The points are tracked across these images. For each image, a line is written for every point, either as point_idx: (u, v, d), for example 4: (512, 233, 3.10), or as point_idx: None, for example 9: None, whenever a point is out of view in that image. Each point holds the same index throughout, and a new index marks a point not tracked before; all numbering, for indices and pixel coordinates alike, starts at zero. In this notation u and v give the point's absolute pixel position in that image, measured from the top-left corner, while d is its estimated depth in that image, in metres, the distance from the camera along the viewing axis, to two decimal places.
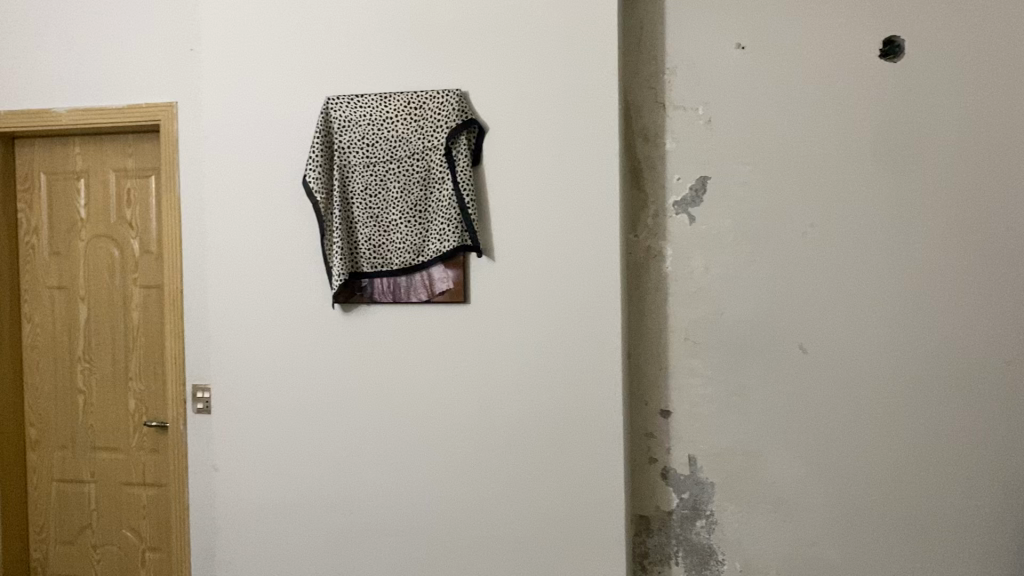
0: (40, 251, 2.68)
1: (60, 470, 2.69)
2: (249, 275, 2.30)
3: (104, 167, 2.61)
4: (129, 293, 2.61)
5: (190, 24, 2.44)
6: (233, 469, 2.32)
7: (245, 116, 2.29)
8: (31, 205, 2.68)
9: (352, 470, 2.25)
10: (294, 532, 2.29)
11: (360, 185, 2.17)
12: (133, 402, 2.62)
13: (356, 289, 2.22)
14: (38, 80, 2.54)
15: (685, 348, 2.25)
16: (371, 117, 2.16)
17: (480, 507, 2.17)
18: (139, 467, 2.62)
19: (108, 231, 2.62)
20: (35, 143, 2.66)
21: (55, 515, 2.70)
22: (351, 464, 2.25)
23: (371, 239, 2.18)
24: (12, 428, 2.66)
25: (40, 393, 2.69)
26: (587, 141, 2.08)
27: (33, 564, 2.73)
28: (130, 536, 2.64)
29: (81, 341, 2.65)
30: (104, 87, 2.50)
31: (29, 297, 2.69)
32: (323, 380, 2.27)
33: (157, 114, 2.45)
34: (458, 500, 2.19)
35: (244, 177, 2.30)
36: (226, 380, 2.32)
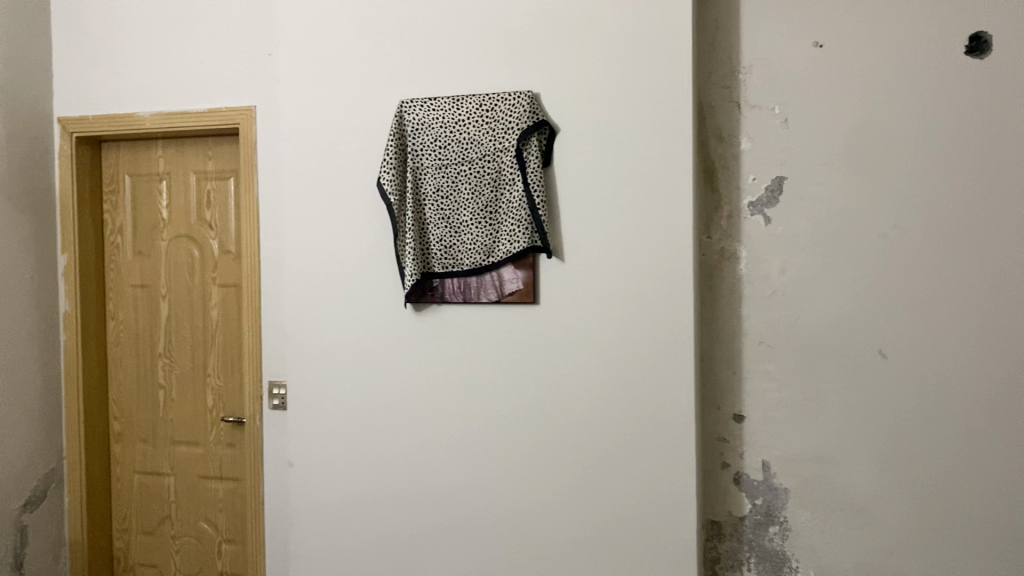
0: (125, 251, 2.78)
1: (142, 463, 2.79)
2: (324, 275, 2.35)
3: (186, 170, 2.69)
4: (208, 292, 2.68)
5: (268, 30, 2.50)
6: (306, 464, 2.37)
7: (321, 119, 2.34)
8: (117, 206, 2.78)
9: (422, 468, 2.28)
10: (365, 528, 2.33)
11: (433, 187, 2.20)
12: (211, 397, 2.69)
13: (427, 289, 2.24)
14: (124, 85, 2.64)
15: (759, 351, 2.21)
16: (443, 119, 2.18)
17: (549, 507, 2.17)
18: (216, 461, 2.69)
19: (189, 231, 2.70)
20: (122, 147, 2.76)
21: (137, 506, 2.80)
22: (421, 462, 2.28)
23: (443, 239, 2.20)
24: (97, 420, 2.76)
25: (124, 387, 2.79)
26: (661, 142, 2.07)
27: (116, 553, 2.83)
28: (208, 528, 2.71)
29: (162, 338, 2.74)
30: (186, 92, 2.58)
31: (114, 295, 2.80)
32: (395, 378, 2.30)
33: (236, 118, 2.52)
34: (527, 500, 2.19)
35: (320, 178, 2.35)
36: (301, 377, 2.37)
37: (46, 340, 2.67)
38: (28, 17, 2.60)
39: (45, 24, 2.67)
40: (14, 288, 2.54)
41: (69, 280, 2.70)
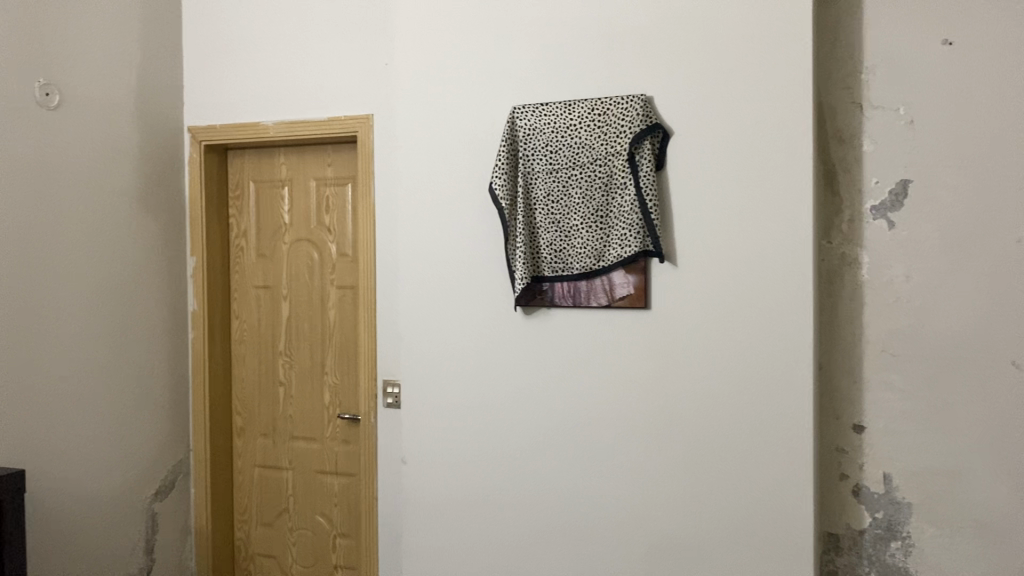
0: (249, 253, 2.91)
1: (262, 457, 2.91)
2: (437, 278, 2.40)
3: (306, 176, 2.80)
4: (326, 294, 2.78)
5: (386, 40, 2.57)
6: (418, 462, 2.43)
7: (436, 125, 2.39)
8: (242, 211, 2.92)
9: (532, 469, 2.30)
10: (475, 527, 2.37)
11: (543, 192, 2.22)
12: (328, 395, 2.79)
13: (537, 292, 2.27)
14: (249, 95, 2.76)
15: (881, 360, 2.14)
16: (554, 124, 2.20)
17: (659, 512, 2.16)
18: (332, 457, 2.79)
19: (308, 235, 2.80)
20: (248, 155, 2.89)
21: (257, 498, 2.92)
22: (531, 463, 2.30)
23: (553, 243, 2.21)
24: (221, 415, 2.90)
25: (246, 384, 2.92)
26: (778, 145, 2.03)
27: (237, 543, 2.96)
28: (324, 521, 2.81)
29: (282, 337, 2.86)
30: (307, 101, 2.68)
31: (238, 295, 2.93)
32: (507, 380, 2.33)
33: (355, 126, 2.60)
34: (636, 504, 2.18)
35: (434, 183, 2.40)
36: (414, 377, 2.43)
37: (176, 338, 2.82)
38: (162, 34, 2.76)
39: (177, 39, 2.83)
40: (147, 289, 2.70)
41: (197, 282, 2.85)
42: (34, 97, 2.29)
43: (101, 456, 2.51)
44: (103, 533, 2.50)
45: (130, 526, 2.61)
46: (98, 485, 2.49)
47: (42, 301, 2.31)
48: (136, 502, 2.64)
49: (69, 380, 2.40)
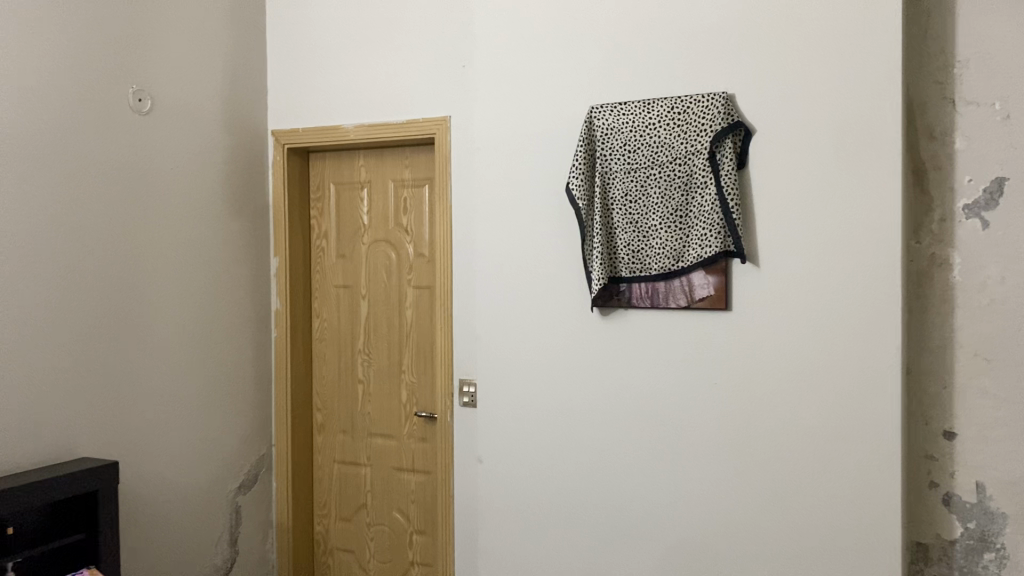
0: (329, 253, 2.97)
1: (341, 453, 2.96)
2: (514, 278, 2.41)
3: (385, 178, 2.85)
4: (404, 293, 2.82)
5: (464, 42, 2.59)
6: (495, 461, 2.45)
7: (514, 126, 2.41)
8: (322, 212, 2.98)
9: (610, 470, 2.29)
10: (551, 527, 2.37)
11: (621, 192, 2.21)
12: (405, 393, 2.83)
13: (614, 293, 2.26)
14: (331, 99, 2.82)
15: (974, 365, 2.06)
16: (633, 123, 2.19)
17: (741, 517, 2.13)
18: (409, 454, 2.82)
19: (386, 236, 2.85)
20: (329, 157, 2.96)
21: (336, 494, 2.98)
22: (609, 464, 2.29)
23: (630, 244, 2.21)
24: (302, 412, 2.97)
25: (326, 381, 2.99)
26: (864, 143, 1.98)
27: (317, 537, 3.03)
28: (401, 518, 2.85)
29: (361, 335, 2.91)
30: (386, 104, 2.73)
31: (319, 294, 3.00)
32: (584, 380, 2.32)
33: (432, 128, 2.63)
34: (717, 508, 2.16)
35: (512, 183, 2.42)
36: (491, 376, 2.45)
37: (260, 336, 2.90)
38: (247, 40, 2.84)
39: (261, 45, 2.91)
40: (232, 288, 2.78)
41: (280, 281, 2.92)
42: (126, 103, 2.38)
43: (188, 450, 2.59)
44: (190, 524, 2.59)
45: (215, 519, 2.69)
46: (185, 478, 2.58)
47: (133, 300, 2.40)
48: (220, 495, 2.72)
49: (158, 376, 2.49)
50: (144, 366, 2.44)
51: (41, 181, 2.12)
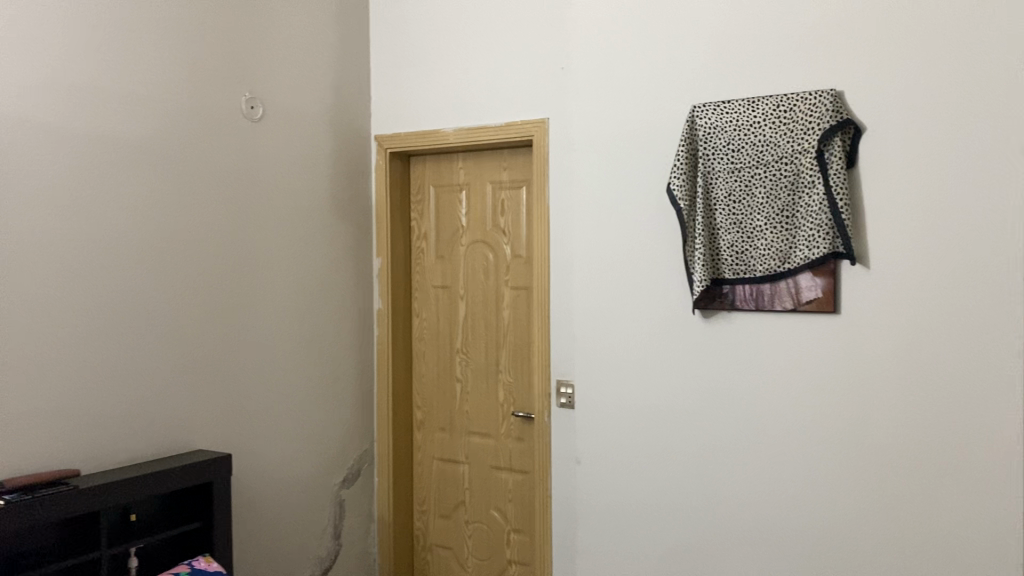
0: (429, 254, 3.03)
1: (440, 450, 3.01)
2: (617, 276, 2.41)
3: (483, 180, 2.88)
4: (501, 294, 2.85)
5: (563, 43, 2.59)
6: (597, 458, 2.47)
7: (615, 126, 2.41)
8: (422, 214, 3.04)
9: (716, 470, 2.26)
10: (656, 524, 2.36)
11: (724, 192, 2.19)
12: (503, 393, 2.85)
13: (716, 295, 2.23)
14: (431, 103, 2.87)
15: None
16: (736, 122, 2.16)
17: (855, 516, 2.08)
18: (507, 453, 2.85)
19: (484, 237, 2.88)
20: (428, 160, 3.01)
21: (435, 490, 3.03)
22: (714, 464, 2.26)
23: (734, 245, 2.18)
24: (403, 410, 3.03)
25: (425, 380, 3.04)
26: (984, 141, 1.90)
27: (416, 532, 3.09)
28: (498, 516, 2.88)
29: (459, 335, 2.95)
30: (485, 107, 2.76)
31: (418, 295, 3.06)
32: (686, 380, 2.30)
33: (531, 130, 2.64)
34: (831, 508, 2.11)
35: (614, 182, 2.42)
36: (590, 376, 2.45)
37: (363, 335, 2.98)
38: (350, 46, 2.92)
39: (364, 51, 2.99)
40: (337, 288, 2.86)
41: (382, 281, 2.99)
42: (239, 109, 2.49)
43: (295, 444, 2.69)
44: (297, 516, 2.68)
45: (320, 512, 2.78)
46: (292, 471, 2.67)
47: (243, 299, 2.50)
48: (325, 490, 2.80)
49: (267, 372, 2.59)
50: (254, 363, 2.54)
51: (153, 184, 2.23)
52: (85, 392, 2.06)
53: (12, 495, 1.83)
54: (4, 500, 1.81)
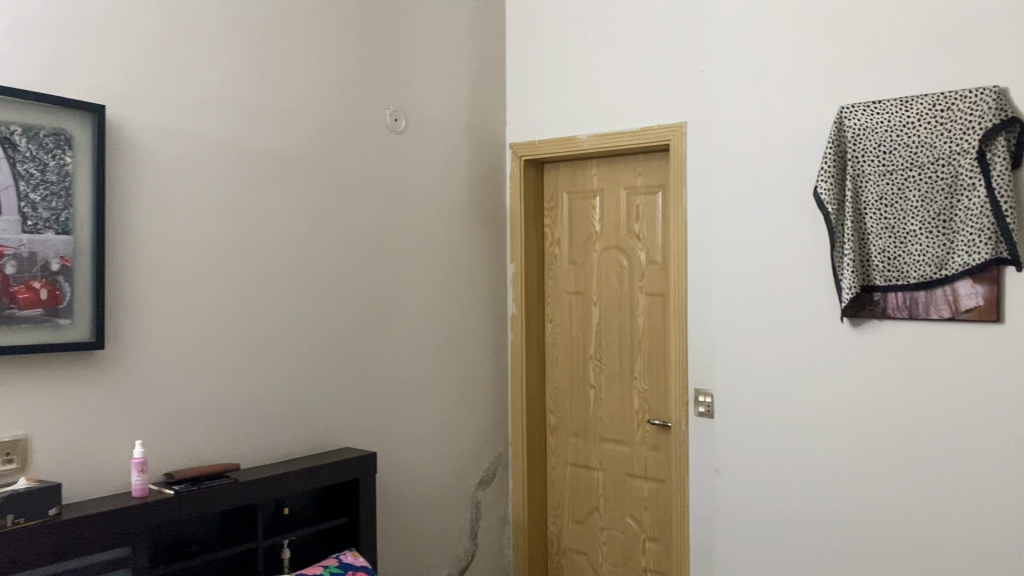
0: (562, 260, 3.04)
1: (574, 456, 3.02)
2: (768, 278, 2.38)
3: (618, 186, 2.87)
4: (636, 299, 2.83)
5: (700, 46, 2.57)
6: (743, 463, 2.44)
7: (766, 128, 2.38)
8: (555, 220, 3.06)
9: (880, 473, 2.21)
10: (815, 527, 2.32)
11: (875, 196, 2.18)
12: (637, 400, 2.84)
13: (866, 302, 2.21)
14: (567, 109, 2.89)
15: None
16: (888, 123, 2.13)
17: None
18: (642, 461, 2.83)
19: (618, 243, 2.87)
20: (561, 166, 3.03)
21: (569, 495, 3.04)
22: (878, 466, 2.21)
23: (886, 250, 2.17)
24: (536, 414, 3.06)
25: (559, 386, 3.06)
26: None
27: (550, 537, 3.11)
28: (634, 524, 2.86)
29: (593, 342, 2.95)
30: (622, 112, 2.75)
31: (551, 301, 3.08)
32: (845, 383, 2.25)
33: (668, 135, 2.62)
34: (1000, 520, 2.04)
35: (763, 185, 2.40)
36: (733, 381, 2.45)
37: (497, 339, 3.02)
38: (488, 58, 2.98)
39: (501, 62, 3.04)
40: (477, 293, 2.93)
41: (516, 287, 3.03)
42: (384, 122, 2.61)
43: (437, 444, 2.77)
44: (438, 515, 2.76)
45: (457, 512, 2.84)
46: (435, 470, 2.76)
47: (390, 303, 2.63)
48: (464, 491, 2.87)
49: (410, 374, 2.69)
50: (399, 364, 2.65)
51: (304, 194, 2.39)
52: (241, 390, 2.24)
53: (181, 485, 1.99)
54: (173, 490, 1.96)
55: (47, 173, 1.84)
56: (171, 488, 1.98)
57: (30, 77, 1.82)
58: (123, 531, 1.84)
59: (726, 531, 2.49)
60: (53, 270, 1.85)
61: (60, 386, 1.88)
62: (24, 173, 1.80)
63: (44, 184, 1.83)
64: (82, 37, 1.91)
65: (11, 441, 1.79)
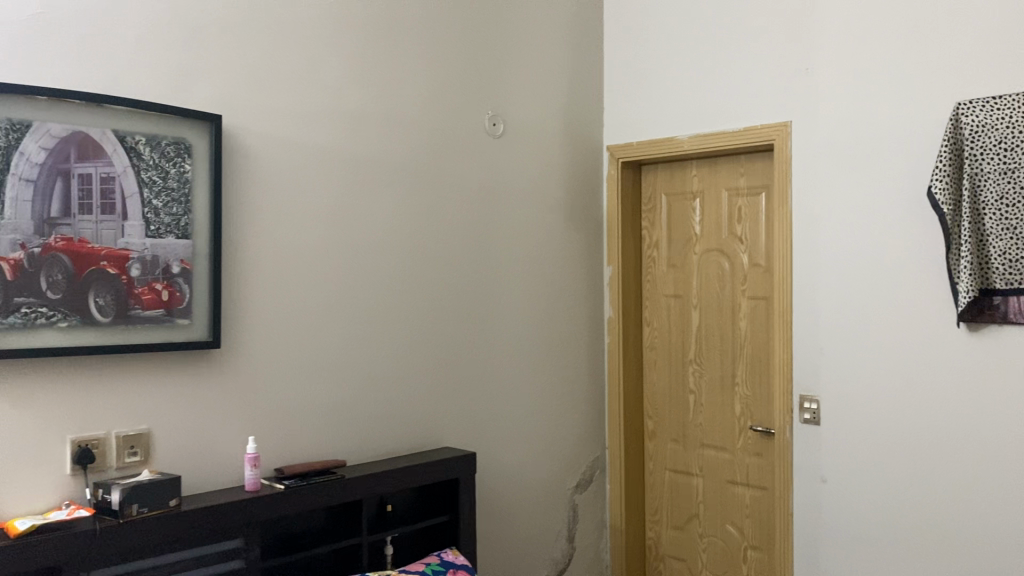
0: (660, 263, 3.01)
1: (672, 461, 2.99)
2: (887, 280, 2.32)
3: (719, 188, 2.83)
4: (738, 303, 2.78)
5: (807, 43, 2.49)
6: (852, 471, 2.39)
7: (883, 123, 2.32)
8: (653, 222, 3.03)
9: (1006, 484, 2.11)
10: (935, 538, 2.24)
11: (994, 196, 2.10)
12: (739, 406, 2.78)
13: (986, 306, 2.13)
14: (667, 109, 2.86)
15: None
16: (1009, 119, 2.06)
17: None
18: (744, 468, 2.78)
19: (720, 246, 2.83)
20: (660, 168, 3.00)
21: (668, 501, 3.01)
22: (1004, 477, 2.12)
23: (1006, 253, 2.09)
24: (633, 419, 3.03)
25: (657, 390, 3.03)
26: None
27: (648, 542, 3.08)
28: (734, 531, 2.81)
29: (693, 346, 2.91)
30: (725, 111, 2.70)
31: (649, 304, 3.05)
32: (968, 388, 2.17)
33: (772, 134, 2.56)
34: None
35: (874, 186, 2.34)
36: (843, 383, 2.40)
37: (594, 343, 3.01)
38: (584, 59, 2.98)
39: (598, 63, 3.04)
40: (573, 296, 2.93)
41: (613, 291, 3.02)
42: (483, 126, 2.64)
43: (535, 446, 2.79)
44: (536, 517, 2.78)
45: (556, 514, 2.85)
46: (533, 473, 2.77)
47: (489, 305, 2.66)
48: (561, 494, 2.88)
49: (507, 377, 2.70)
50: (497, 366, 2.68)
51: (416, 200, 2.46)
52: (343, 389, 2.29)
53: (290, 480, 2.06)
54: (283, 485, 2.04)
55: (169, 180, 1.95)
56: (282, 482, 2.06)
57: (153, 90, 1.94)
58: (235, 524, 1.93)
59: (832, 542, 2.44)
60: (173, 272, 1.96)
61: (178, 383, 1.99)
62: (148, 180, 1.91)
63: (166, 190, 1.94)
64: (197, 51, 2.01)
65: (134, 435, 1.90)
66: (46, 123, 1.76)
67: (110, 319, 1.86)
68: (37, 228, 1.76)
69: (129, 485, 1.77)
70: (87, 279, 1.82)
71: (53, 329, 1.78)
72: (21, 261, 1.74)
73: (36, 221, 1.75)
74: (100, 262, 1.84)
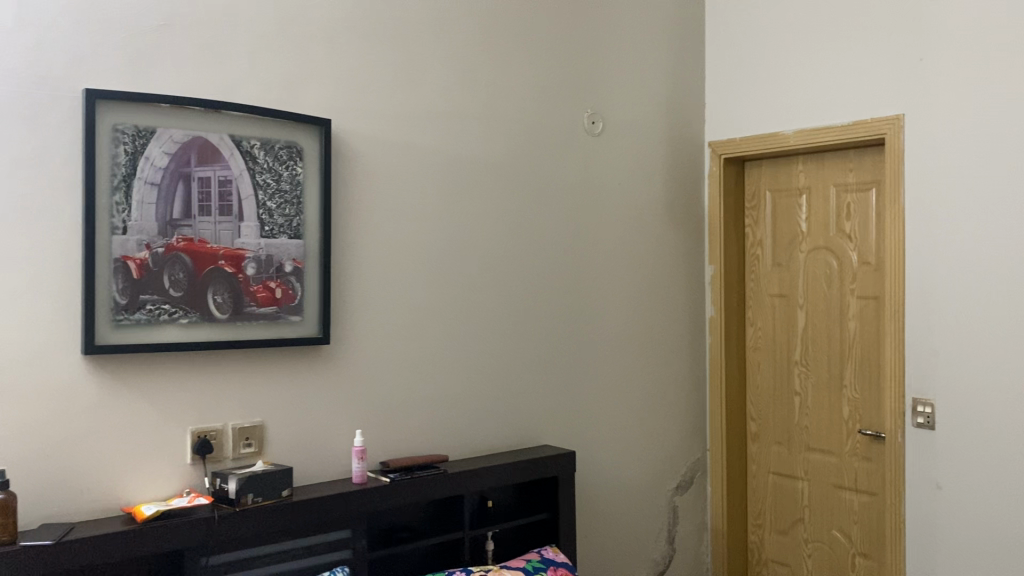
0: (764, 262, 2.95)
1: (777, 464, 2.92)
2: (1009, 278, 2.22)
3: (826, 184, 2.75)
4: (847, 303, 2.70)
5: (922, 33, 2.40)
6: (969, 478, 2.30)
7: (1005, 114, 2.23)
8: (757, 220, 2.97)
9: None
10: None
11: None
12: (847, 409, 2.70)
13: None
14: (772, 103, 2.80)
15: None
16: None
17: None
18: (852, 473, 2.69)
19: (827, 244, 2.75)
20: (764, 164, 2.94)
21: (771, 505, 2.94)
22: None
23: None
24: (736, 421, 2.98)
25: (761, 391, 2.96)
26: None
27: (750, 546, 3.02)
28: (842, 538, 2.73)
29: (798, 346, 2.84)
30: (833, 104, 2.63)
31: (753, 303, 2.99)
32: None
33: (883, 128, 2.48)
34: None
35: (995, 182, 2.25)
36: (960, 386, 2.31)
37: (695, 342, 2.97)
38: (686, 54, 2.94)
39: (699, 58, 3.00)
40: (674, 295, 2.90)
41: (715, 290, 2.97)
42: (583, 124, 2.64)
43: (635, 446, 2.77)
44: (635, 517, 2.76)
45: (656, 515, 2.83)
46: (632, 473, 2.76)
47: (589, 304, 2.66)
48: (661, 494, 2.85)
49: (606, 375, 2.70)
50: (596, 365, 2.67)
51: (517, 199, 2.49)
52: (446, 386, 2.34)
53: (395, 474, 2.11)
54: (389, 478, 2.09)
55: (282, 182, 2.02)
56: (387, 475, 2.11)
57: (266, 95, 2.02)
58: (344, 515, 1.99)
59: (947, 551, 2.34)
60: (286, 271, 2.03)
61: (289, 378, 2.06)
62: (262, 183, 1.99)
63: (279, 193, 2.02)
64: (308, 56, 2.08)
65: (249, 427, 1.99)
66: (168, 129, 1.86)
67: (227, 316, 1.95)
68: (161, 229, 1.85)
69: (245, 476, 1.85)
70: (206, 277, 1.91)
71: (175, 325, 1.88)
72: (147, 261, 1.84)
73: (160, 223, 1.85)
74: (219, 261, 1.93)
